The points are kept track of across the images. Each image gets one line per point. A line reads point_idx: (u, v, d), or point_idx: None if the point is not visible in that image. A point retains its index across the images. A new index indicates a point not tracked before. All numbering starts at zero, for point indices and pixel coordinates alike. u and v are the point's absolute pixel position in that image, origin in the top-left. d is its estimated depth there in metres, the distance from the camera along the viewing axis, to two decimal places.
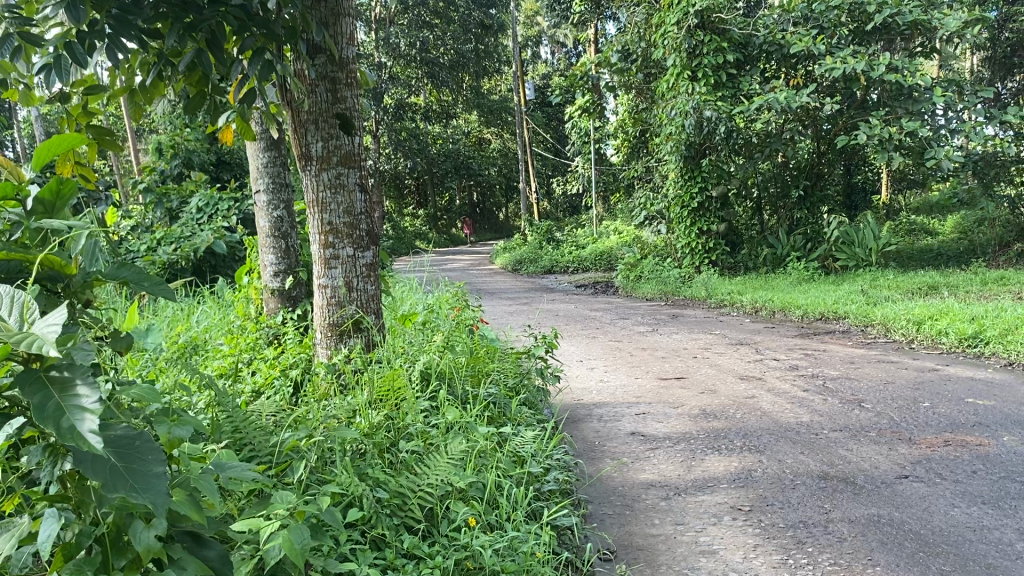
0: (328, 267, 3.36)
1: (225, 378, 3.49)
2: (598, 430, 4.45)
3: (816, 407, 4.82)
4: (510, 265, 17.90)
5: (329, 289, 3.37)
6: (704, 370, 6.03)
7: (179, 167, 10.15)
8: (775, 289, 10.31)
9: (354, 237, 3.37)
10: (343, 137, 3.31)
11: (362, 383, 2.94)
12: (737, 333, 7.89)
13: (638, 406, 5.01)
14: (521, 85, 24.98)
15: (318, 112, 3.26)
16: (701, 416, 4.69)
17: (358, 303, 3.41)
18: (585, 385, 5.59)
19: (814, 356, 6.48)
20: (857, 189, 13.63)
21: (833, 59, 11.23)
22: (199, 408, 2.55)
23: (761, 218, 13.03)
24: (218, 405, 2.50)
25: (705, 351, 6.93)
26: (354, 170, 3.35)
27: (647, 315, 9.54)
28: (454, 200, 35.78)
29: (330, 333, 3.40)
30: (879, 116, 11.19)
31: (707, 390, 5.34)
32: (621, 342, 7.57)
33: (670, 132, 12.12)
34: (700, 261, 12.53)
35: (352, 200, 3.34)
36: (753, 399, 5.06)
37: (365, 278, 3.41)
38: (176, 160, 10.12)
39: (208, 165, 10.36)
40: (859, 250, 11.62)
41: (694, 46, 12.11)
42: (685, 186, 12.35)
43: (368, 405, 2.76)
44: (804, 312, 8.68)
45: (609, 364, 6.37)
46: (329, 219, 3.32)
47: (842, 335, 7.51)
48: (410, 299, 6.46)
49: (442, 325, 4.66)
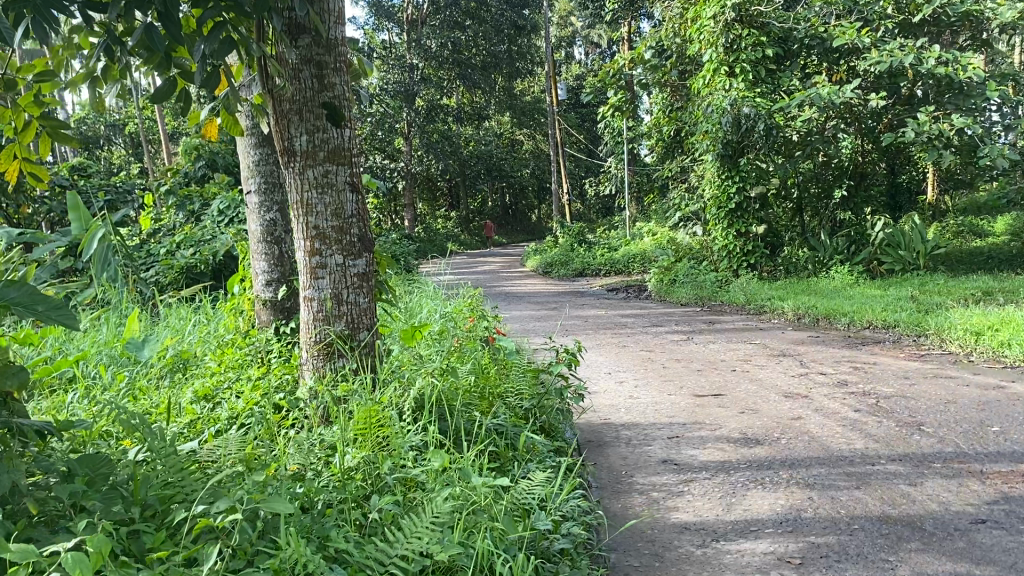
0: (314, 278, 2.95)
1: (202, 406, 3.12)
2: (626, 457, 4.02)
3: (870, 431, 4.32)
4: (540, 268, 17.49)
5: (316, 303, 2.96)
6: (743, 386, 5.55)
7: (204, 168, 10.03)
8: (818, 295, 9.76)
9: (343, 243, 2.95)
10: (331, 130, 2.90)
11: (341, 419, 2.54)
12: (779, 343, 7.38)
13: (670, 427, 4.56)
14: (554, 85, 24.53)
15: (301, 100, 2.86)
16: (741, 440, 4.23)
17: (348, 318, 2.99)
18: (611, 402, 5.15)
19: (863, 371, 5.96)
20: (902, 189, 12.99)
21: (879, 52, 10.64)
22: (139, 454, 2.15)
23: (801, 220, 12.30)
24: (158, 453, 2.10)
25: (746, 363, 6.44)
26: (343, 167, 2.94)
27: (682, 322, 9.06)
28: (487, 202, 35.48)
29: (316, 352, 2.98)
30: (928, 111, 10.58)
31: (747, 410, 4.86)
32: (653, 351, 7.12)
33: (706, 129, 11.64)
34: (737, 264, 11.97)
35: (341, 200, 2.92)
36: (798, 421, 4.58)
37: (356, 289, 2.99)
38: (200, 161, 10.00)
39: (232, 167, 10.15)
40: (906, 254, 11.05)
41: (732, 41, 11.61)
42: (722, 185, 11.74)
43: (344, 445, 2.36)
44: (850, 320, 8.14)
45: (641, 377, 5.93)
46: (315, 223, 2.90)
47: (892, 346, 6.97)
48: (427, 307, 6.07)
49: (453, 340, 4.27)
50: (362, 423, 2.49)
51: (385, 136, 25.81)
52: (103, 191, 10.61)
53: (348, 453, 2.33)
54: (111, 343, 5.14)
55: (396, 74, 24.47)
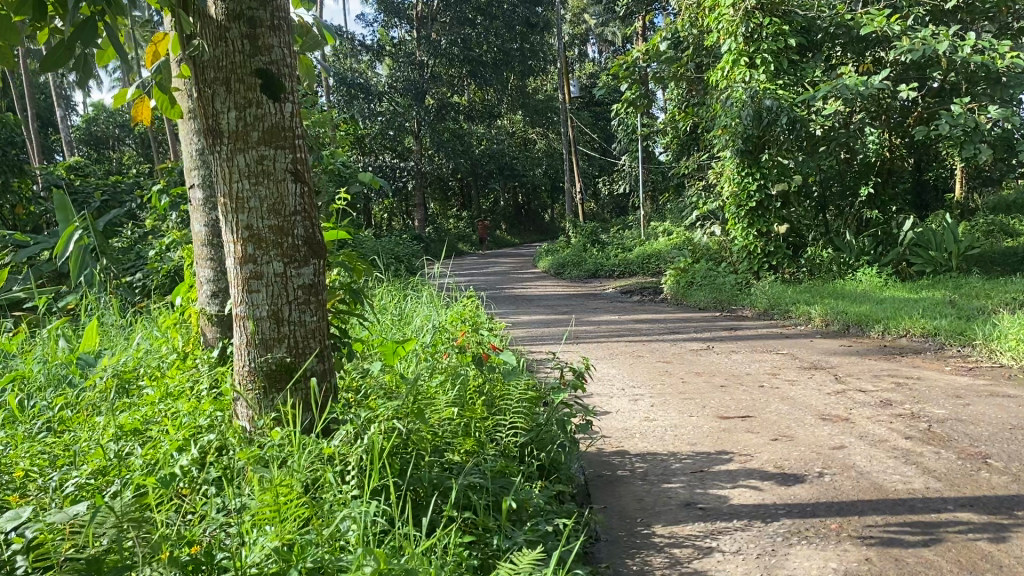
0: (247, 291, 2.34)
1: (116, 451, 2.55)
2: (642, 498, 3.39)
3: (928, 466, 3.67)
4: (553, 269, 16.97)
5: (250, 324, 2.36)
6: (773, 406, 4.90)
7: None
8: (846, 298, 9.11)
9: (284, 247, 2.34)
10: (267, 104, 2.30)
11: (256, 495, 1.97)
12: (808, 354, 6.72)
13: (691, 458, 3.93)
14: (567, 83, 23.55)
15: (229, 66, 2.26)
16: (777, 477, 3.59)
17: (291, 342, 2.39)
18: (624, 427, 4.53)
19: (908, 387, 5.29)
20: (928, 187, 12.49)
21: (910, 40, 9.93)
22: None
23: (824, 217, 11.60)
24: None
25: (774, 377, 5.80)
26: (283, 151, 2.33)
27: (700, 329, 8.42)
28: (499, 202, 34.85)
29: (251, 386, 2.39)
30: (962, 103, 9.90)
31: (781, 436, 4.23)
32: (671, 363, 6.49)
33: (726, 124, 10.95)
34: (758, 266, 11.23)
35: (280, 193, 2.32)
36: (841, 452, 3.93)
37: (300, 305, 2.39)
38: None
39: None
40: (937, 254, 10.31)
41: (752, 31, 10.87)
42: (741, 181, 10.95)
43: (250, 544, 1.81)
44: (884, 328, 7.48)
45: (658, 394, 5.29)
46: (247, 222, 2.31)
47: (936, 357, 6.31)
48: (421, 316, 5.48)
49: (436, 366, 3.67)
50: (277, 500, 1.96)
51: (394, 135, 25.32)
52: (99, 190, 9.89)
53: (257, 550, 1.78)
54: (57, 358, 4.55)
55: (406, 72, 24.37)
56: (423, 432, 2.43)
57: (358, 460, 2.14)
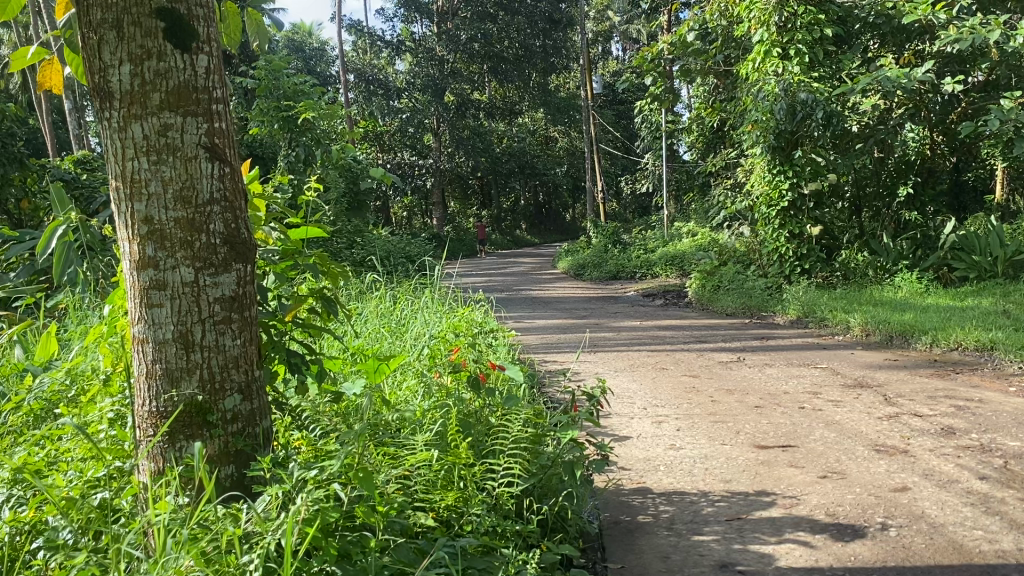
0: (147, 306, 1.97)
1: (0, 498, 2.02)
2: (668, 555, 2.78)
3: (1015, 518, 3.03)
4: (573, 270, 16.39)
5: (151, 349, 1.98)
6: (817, 433, 4.27)
7: None
8: (888, 306, 8.42)
9: (194, 249, 1.98)
10: (171, 54, 1.93)
11: None
12: (851, 368, 6.06)
13: (726, 501, 3.31)
14: (589, 79, 22.86)
15: (121, 4, 1.88)
16: (831, 530, 2.96)
17: (203, 376, 2.01)
18: (647, 457, 3.92)
19: (970, 412, 4.62)
20: (967, 188, 11.84)
21: (957, 28, 9.14)
22: None
23: (859, 219, 10.80)
24: None
25: (815, 397, 5.15)
26: (191, 119, 1.97)
27: (730, 338, 7.78)
28: (519, 201, 34.26)
29: (151, 430, 2.01)
30: (1014, 97, 9.11)
31: (831, 473, 3.60)
32: (698, 377, 5.87)
33: (755, 118, 10.17)
34: (790, 270, 10.50)
35: (189, 175, 1.96)
36: (904, 496, 3.30)
37: (217, 327, 2.02)
38: None
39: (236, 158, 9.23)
40: (981, 259, 9.47)
41: (786, 20, 10.20)
42: (773, 180, 10.27)
43: None
44: (931, 339, 6.80)
45: (684, 416, 4.67)
46: (147, 213, 1.95)
47: (995, 375, 5.64)
48: (422, 326, 4.89)
49: (427, 399, 3.12)
50: None
51: (415, 133, 24.75)
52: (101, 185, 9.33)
53: None
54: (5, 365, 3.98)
55: (426, 68, 23.89)
56: (374, 500, 1.87)
57: (267, 549, 1.60)
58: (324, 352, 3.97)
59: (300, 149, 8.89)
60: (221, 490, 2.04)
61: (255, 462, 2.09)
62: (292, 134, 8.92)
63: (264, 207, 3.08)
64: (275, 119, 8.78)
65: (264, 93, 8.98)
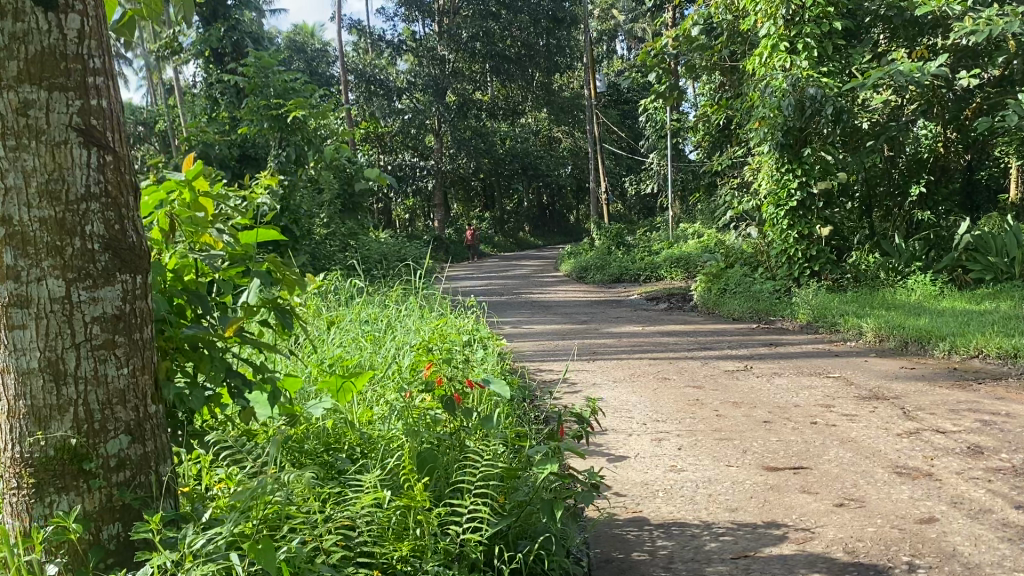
0: (9, 329, 1.78)
1: None
2: None
3: None
4: (575, 272, 16.05)
5: (14, 382, 1.79)
6: (832, 453, 3.90)
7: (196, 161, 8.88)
8: (901, 310, 8.05)
9: (65, 261, 1.79)
10: (28, 17, 1.74)
11: None
12: (865, 379, 5.69)
13: (731, 536, 2.94)
14: (593, 78, 22.43)
15: None
16: (852, 572, 2.60)
17: (77, 414, 1.81)
18: (645, 481, 3.56)
19: (997, 429, 4.26)
20: (980, 188, 11.43)
21: (972, 20, 8.70)
22: None
23: (870, 219, 10.48)
24: None
25: (829, 411, 4.78)
26: (58, 95, 1.78)
27: (736, 344, 7.42)
28: (523, 202, 33.91)
29: (18, 480, 1.81)
30: None
31: (849, 501, 3.24)
32: (702, 388, 5.50)
33: (763, 115, 9.78)
34: (798, 271, 10.00)
35: (56, 165, 1.78)
36: (932, 528, 2.94)
37: (93, 354, 1.83)
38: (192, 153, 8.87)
39: (230, 160, 8.92)
40: (998, 261, 9.03)
41: (793, 13, 9.77)
42: (781, 178, 9.85)
43: None
44: (949, 347, 6.43)
45: (687, 433, 4.31)
46: (9, 213, 1.76)
47: (1020, 386, 5.27)
48: (403, 338, 4.53)
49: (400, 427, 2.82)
50: None
51: (417, 134, 24.40)
52: None
53: None
54: None
55: (429, 69, 23.66)
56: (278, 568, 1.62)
57: None
58: (290, 368, 3.68)
59: (292, 149, 8.48)
60: (101, 548, 1.85)
61: (143, 518, 1.91)
62: (283, 133, 8.47)
63: (213, 209, 2.71)
64: (265, 118, 8.34)
65: (255, 92, 8.67)
